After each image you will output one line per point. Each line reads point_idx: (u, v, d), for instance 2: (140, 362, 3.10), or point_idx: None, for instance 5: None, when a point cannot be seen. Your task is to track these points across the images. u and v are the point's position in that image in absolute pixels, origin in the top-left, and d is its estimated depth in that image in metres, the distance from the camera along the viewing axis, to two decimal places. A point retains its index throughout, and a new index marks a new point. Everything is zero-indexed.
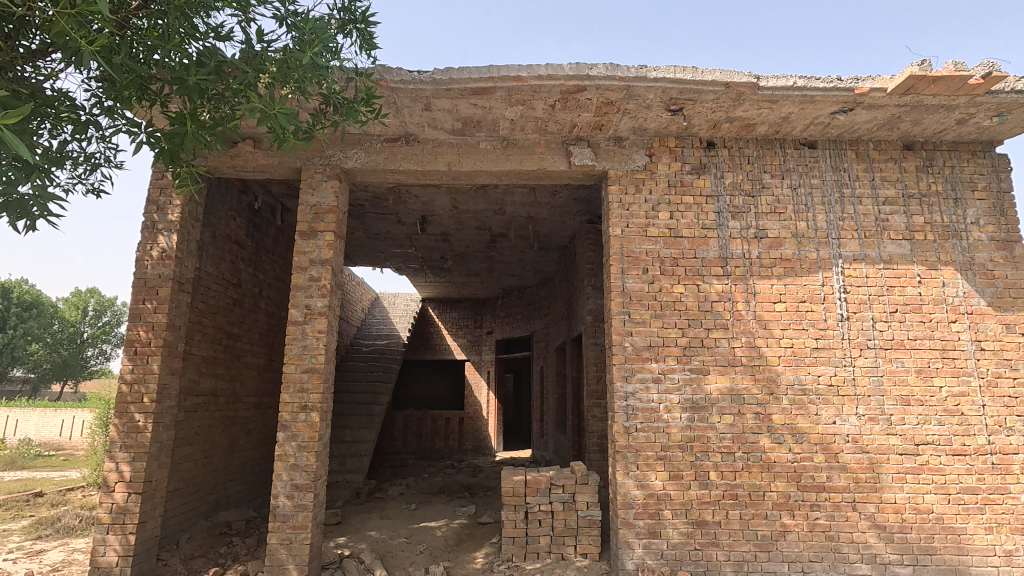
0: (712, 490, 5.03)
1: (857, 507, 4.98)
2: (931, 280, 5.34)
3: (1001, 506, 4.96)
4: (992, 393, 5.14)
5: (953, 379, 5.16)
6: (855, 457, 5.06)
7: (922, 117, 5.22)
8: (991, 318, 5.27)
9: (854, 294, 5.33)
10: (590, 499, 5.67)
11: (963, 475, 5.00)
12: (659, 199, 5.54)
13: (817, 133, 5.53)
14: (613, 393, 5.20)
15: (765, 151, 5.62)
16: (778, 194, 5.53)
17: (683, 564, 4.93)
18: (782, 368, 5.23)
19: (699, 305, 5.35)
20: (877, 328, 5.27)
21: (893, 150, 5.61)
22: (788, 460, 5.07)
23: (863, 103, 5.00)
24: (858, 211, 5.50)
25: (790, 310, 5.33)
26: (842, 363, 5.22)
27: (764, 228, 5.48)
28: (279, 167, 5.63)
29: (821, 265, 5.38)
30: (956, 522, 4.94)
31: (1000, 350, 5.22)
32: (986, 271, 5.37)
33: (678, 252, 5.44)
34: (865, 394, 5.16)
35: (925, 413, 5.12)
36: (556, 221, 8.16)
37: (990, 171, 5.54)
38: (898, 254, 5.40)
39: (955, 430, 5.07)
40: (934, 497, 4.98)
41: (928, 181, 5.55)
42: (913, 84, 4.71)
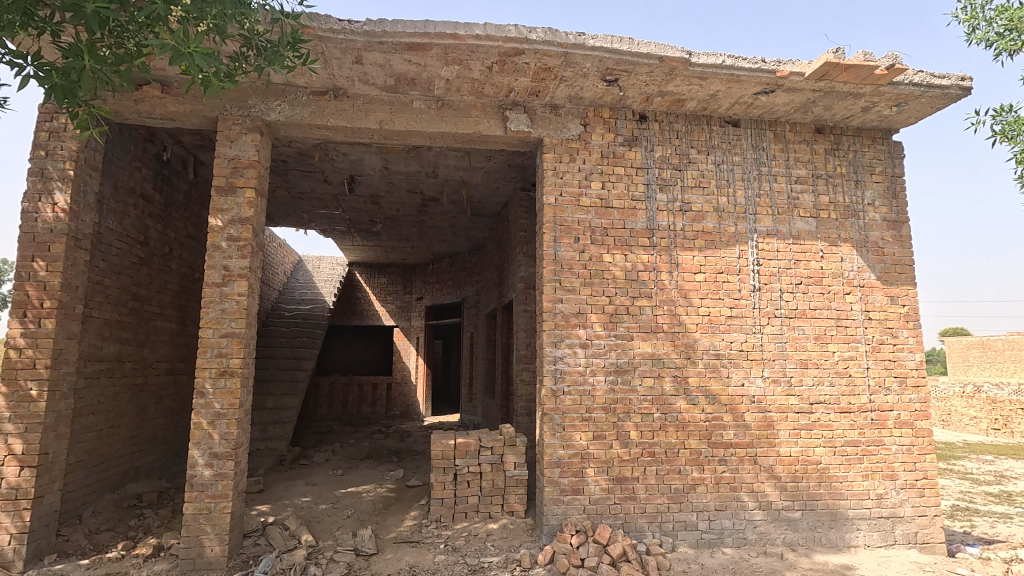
0: (633, 448, 5.34)
1: (758, 460, 5.48)
2: (832, 256, 5.83)
3: (877, 456, 5.63)
4: (875, 357, 5.76)
5: (845, 345, 5.73)
6: (758, 415, 5.53)
7: (833, 103, 5.60)
8: (880, 291, 5.86)
9: (766, 267, 5.73)
10: (518, 460, 5.85)
11: (847, 430, 5.61)
12: (592, 169, 5.63)
13: (741, 112, 5.79)
14: (543, 357, 5.34)
15: (693, 127, 5.82)
16: (703, 169, 5.78)
17: (603, 517, 5.22)
18: (700, 335, 5.57)
19: (627, 275, 5.55)
20: (784, 298, 5.71)
21: (806, 133, 5.99)
22: (700, 419, 5.46)
23: (783, 85, 5.28)
24: (773, 189, 5.86)
25: (709, 280, 5.65)
26: (752, 330, 5.63)
27: (688, 202, 5.73)
28: (192, 115, 5.18)
29: (738, 239, 5.73)
30: (840, 471, 5.56)
31: (884, 320, 5.83)
32: (878, 248, 5.92)
33: (609, 222, 5.59)
34: (771, 358, 5.62)
35: (820, 374, 5.66)
36: (489, 187, 8.11)
37: (886, 157, 6.07)
38: (805, 230, 5.84)
39: (843, 390, 5.66)
40: (822, 449, 5.57)
41: (835, 164, 5.99)
42: (828, 71, 5.02)
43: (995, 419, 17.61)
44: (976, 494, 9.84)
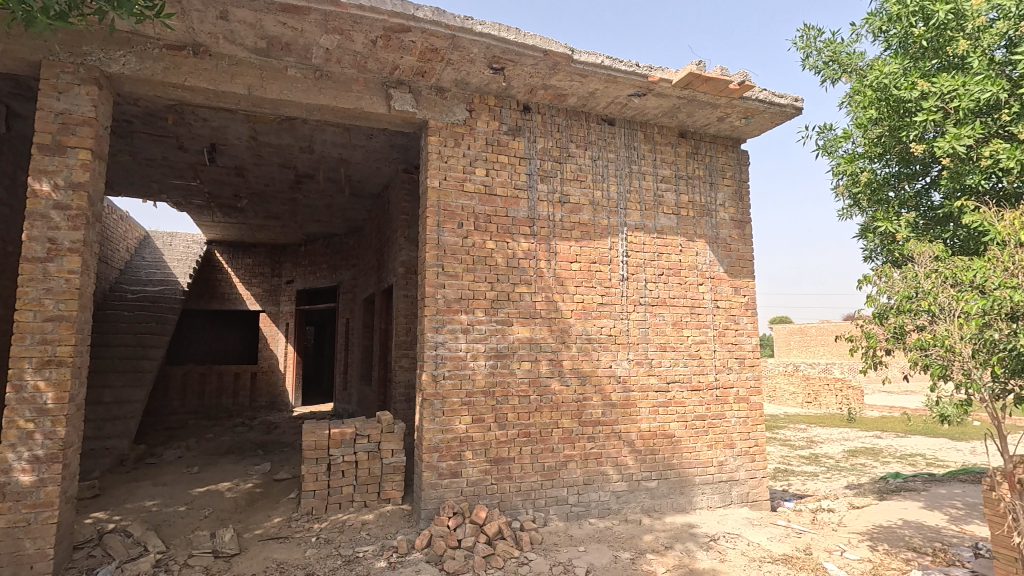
0: (510, 430, 5.51)
1: (622, 436, 5.95)
2: (689, 250, 6.46)
3: (719, 428, 6.38)
4: (721, 341, 6.51)
5: (698, 330, 6.40)
6: (623, 394, 5.99)
7: (694, 111, 6.17)
8: (726, 283, 6.62)
9: (634, 258, 6.20)
10: (396, 447, 5.77)
11: (696, 405, 6.30)
12: (477, 155, 5.65)
13: (616, 112, 6.16)
14: (424, 342, 5.30)
15: (572, 122, 6.08)
16: (581, 163, 6.07)
17: (480, 498, 5.35)
18: (574, 321, 5.89)
19: (508, 262, 5.67)
20: (648, 287, 6.23)
21: (671, 137, 6.54)
22: (573, 400, 5.79)
23: (653, 90, 5.71)
24: (642, 186, 6.33)
25: (583, 269, 5.97)
26: (620, 316, 6.07)
27: (567, 193, 5.99)
28: (5, 56, 4.33)
29: (611, 231, 6.12)
30: (690, 442, 6.23)
31: (729, 308, 6.60)
32: (726, 244, 6.67)
33: (492, 209, 5.66)
34: (635, 342, 6.11)
35: (676, 357, 6.27)
36: (369, 167, 7.80)
37: (735, 164, 6.83)
38: (668, 226, 6.39)
39: (694, 370, 6.33)
40: (676, 424, 6.19)
41: (694, 167, 6.62)
42: (692, 80, 5.51)
43: (808, 393, 20.82)
44: (793, 457, 11.60)
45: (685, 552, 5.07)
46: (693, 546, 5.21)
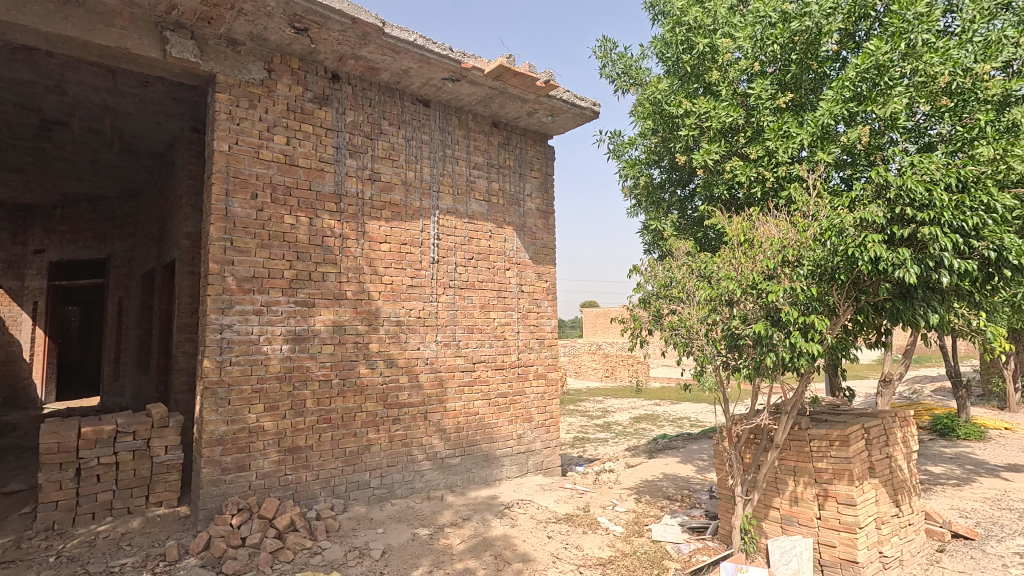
0: (308, 416, 5.22)
1: (427, 416, 6.04)
2: (498, 236, 6.76)
3: (520, 403, 6.85)
4: (524, 322, 6.96)
5: (503, 313, 6.76)
6: (430, 375, 6.09)
7: (506, 103, 6.43)
8: (531, 269, 7.07)
9: (444, 241, 6.28)
10: (172, 442, 5.10)
11: (500, 383, 6.67)
12: (276, 120, 5.17)
13: (431, 94, 6.13)
14: (206, 325, 4.73)
15: (385, 98, 5.89)
16: (393, 141, 5.92)
17: (272, 490, 4.99)
18: (382, 303, 5.77)
19: (310, 239, 5.32)
20: (457, 271, 6.38)
21: (484, 125, 6.72)
22: (378, 383, 5.69)
23: (466, 77, 5.81)
24: (455, 171, 6.42)
25: (393, 250, 5.88)
26: (430, 298, 6.13)
27: (377, 171, 5.80)
28: None
29: (422, 213, 6.11)
30: (492, 418, 6.58)
31: (532, 292, 7.07)
32: (532, 233, 7.11)
33: (293, 181, 5.24)
34: (444, 324, 6.23)
35: (482, 338, 6.55)
36: (146, 120, 6.66)
37: (543, 158, 7.29)
38: (479, 212, 6.60)
39: (499, 350, 6.69)
40: (480, 402, 6.48)
41: (505, 157, 6.91)
42: (502, 72, 5.74)
43: (607, 369, 23.48)
44: (589, 426, 12.99)
45: (482, 522, 5.34)
46: (490, 515, 5.51)
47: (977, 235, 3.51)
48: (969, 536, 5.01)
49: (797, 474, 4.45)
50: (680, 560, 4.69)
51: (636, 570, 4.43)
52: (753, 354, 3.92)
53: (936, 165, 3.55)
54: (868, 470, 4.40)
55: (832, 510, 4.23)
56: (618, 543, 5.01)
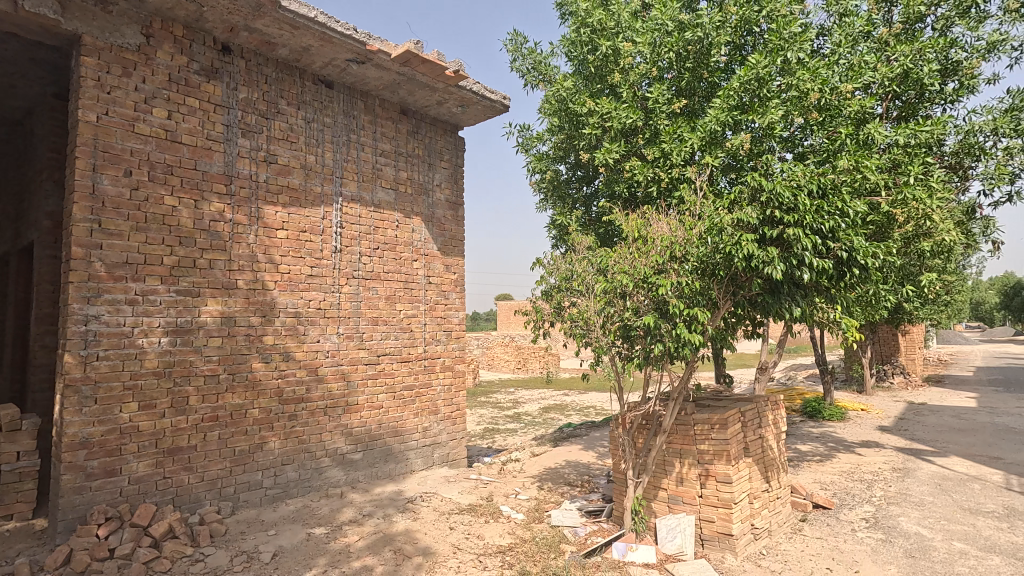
0: (192, 415, 4.84)
1: (327, 411, 5.80)
2: (405, 226, 6.62)
3: (426, 396, 6.76)
4: (431, 314, 6.88)
5: (409, 304, 6.64)
6: (331, 369, 5.86)
7: (414, 90, 6.30)
8: (439, 261, 7.00)
9: (347, 230, 6.05)
10: (25, 448, 4.52)
11: (405, 376, 6.55)
12: (155, 91, 4.71)
13: (334, 75, 5.87)
14: (67, 316, 4.23)
15: (283, 76, 5.56)
16: (292, 122, 5.60)
17: (148, 496, 4.58)
18: (278, 293, 5.46)
19: (195, 223, 4.91)
20: (361, 261, 6.17)
21: (392, 112, 6.54)
22: (273, 378, 5.39)
23: (372, 60, 5.63)
24: (360, 157, 6.20)
25: (291, 237, 5.57)
26: (331, 289, 5.89)
27: (274, 153, 5.46)
28: None
29: (323, 200, 5.84)
30: (397, 412, 6.45)
31: (440, 284, 7.00)
32: (440, 224, 7.04)
33: (175, 159, 4.81)
34: (346, 316, 6.02)
35: (387, 330, 6.40)
36: None
37: (453, 148, 7.22)
38: (385, 200, 6.42)
39: (405, 342, 6.57)
40: (384, 395, 6.33)
41: (413, 145, 6.77)
42: (410, 58, 5.62)
43: (519, 361, 23.87)
44: (499, 417, 13.13)
45: (383, 517, 5.22)
46: (392, 510, 5.40)
47: (834, 236, 3.93)
48: (827, 505, 5.64)
49: (683, 456, 4.77)
50: (576, 542, 4.87)
51: (534, 556, 4.54)
52: (644, 344, 4.15)
53: (802, 173, 3.94)
54: (743, 450, 4.80)
55: (712, 487, 4.58)
56: (518, 530, 5.10)
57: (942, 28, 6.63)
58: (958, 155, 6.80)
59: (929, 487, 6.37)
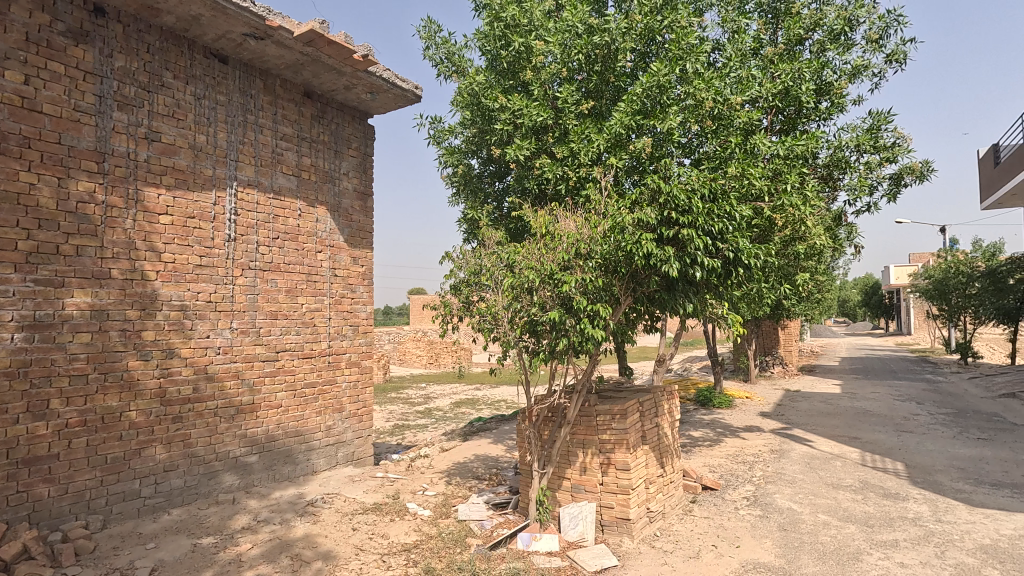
0: (53, 420, 4.29)
1: (217, 412, 5.39)
2: (308, 215, 6.29)
3: (329, 394, 6.48)
4: (336, 308, 6.59)
5: (312, 298, 6.33)
6: (223, 366, 5.45)
7: (319, 72, 5.99)
8: (345, 252, 6.72)
9: (243, 217, 5.64)
10: None
11: (307, 373, 6.23)
12: (7, 51, 4.11)
13: (229, 49, 5.44)
14: None
15: (169, 46, 5.07)
16: (179, 98, 5.12)
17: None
18: (160, 284, 4.98)
19: (58, 204, 4.35)
20: (259, 251, 5.79)
21: (295, 94, 6.18)
22: (154, 377, 4.92)
23: (272, 36, 5.28)
24: (258, 140, 5.79)
25: (176, 224, 5.10)
26: (223, 281, 5.47)
27: (157, 130, 4.96)
28: None
29: (216, 184, 5.41)
30: (297, 411, 6.12)
31: (346, 277, 6.72)
32: (347, 214, 6.76)
33: (33, 131, 4.24)
34: (240, 310, 5.62)
35: (287, 325, 6.06)
36: None
37: (361, 136, 6.96)
38: (286, 187, 6.06)
39: (307, 337, 6.25)
40: (283, 393, 5.99)
41: (318, 131, 6.44)
42: (314, 38, 5.33)
43: (431, 356, 23.60)
44: (409, 413, 12.90)
45: (281, 523, 4.94)
46: (291, 514, 5.13)
47: (722, 238, 4.24)
48: (714, 487, 6.10)
49: (586, 446, 4.94)
50: (482, 535, 4.89)
51: (440, 551, 4.50)
52: (549, 339, 4.25)
53: (696, 177, 4.20)
54: (640, 438, 5.07)
55: (612, 475, 4.79)
56: (424, 527, 5.04)
57: (817, 52, 7.35)
58: (828, 168, 7.58)
59: (800, 466, 7.08)
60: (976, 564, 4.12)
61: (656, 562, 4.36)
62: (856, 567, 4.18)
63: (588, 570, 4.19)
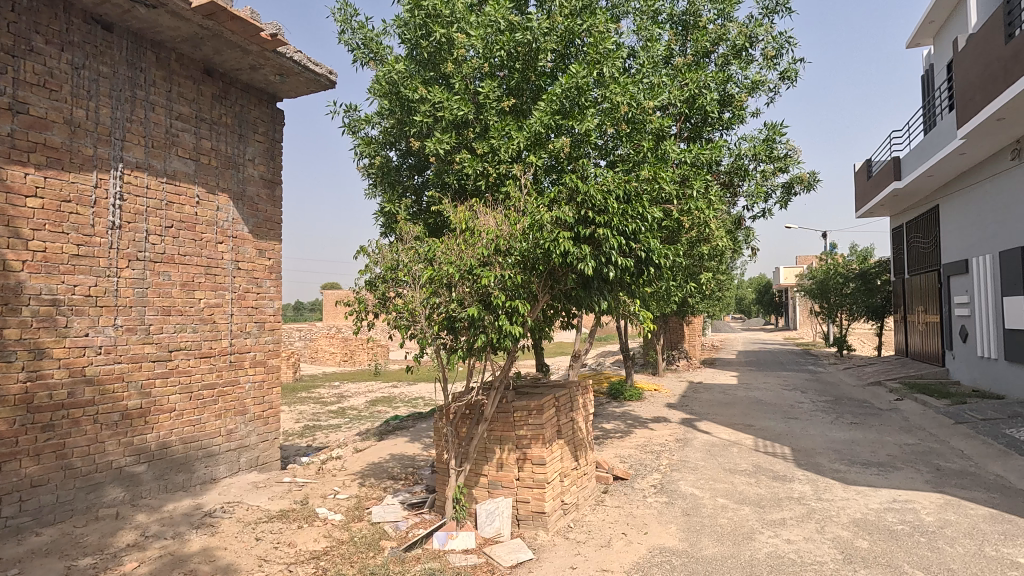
0: None
1: (99, 418, 4.85)
2: (207, 203, 5.81)
3: (231, 396, 6.02)
4: (239, 304, 6.14)
5: (211, 293, 5.85)
6: (106, 367, 4.91)
7: (222, 49, 5.55)
8: (250, 244, 6.27)
9: (131, 203, 5.12)
10: None
11: (205, 374, 5.76)
12: None
13: (115, 16, 4.91)
14: None
15: (40, 7, 4.50)
16: (51, 66, 4.56)
17: None
18: (26, 275, 4.43)
19: None
20: (149, 241, 5.27)
21: (193, 70, 5.68)
22: (19, 380, 4.36)
23: (167, 6, 4.83)
24: (149, 118, 5.27)
25: (47, 208, 4.55)
26: (105, 273, 4.93)
27: (23, 101, 4.40)
28: None
29: (97, 164, 4.86)
30: (194, 415, 5.64)
31: (251, 270, 6.28)
32: (252, 203, 6.32)
33: None
34: (126, 305, 5.09)
35: (182, 322, 5.56)
36: None
37: (269, 121, 6.53)
38: (182, 171, 5.56)
39: (205, 335, 5.77)
40: (178, 396, 5.50)
41: (219, 112, 5.96)
42: (215, 11, 4.94)
43: (345, 353, 22.73)
44: (320, 413, 12.33)
45: (173, 537, 4.54)
46: (186, 527, 4.73)
47: (635, 238, 4.40)
48: (624, 476, 6.35)
49: (502, 442, 4.95)
50: (396, 537, 4.76)
51: (351, 557, 4.32)
52: (467, 336, 4.21)
53: (611, 179, 4.33)
54: (556, 433, 5.16)
55: (528, 470, 4.84)
56: (334, 533, 4.83)
57: (721, 65, 7.84)
58: (730, 175, 8.13)
59: (702, 453, 7.55)
60: (849, 536, 4.59)
61: (569, 553, 4.46)
62: (749, 545, 4.51)
63: (503, 565, 4.21)
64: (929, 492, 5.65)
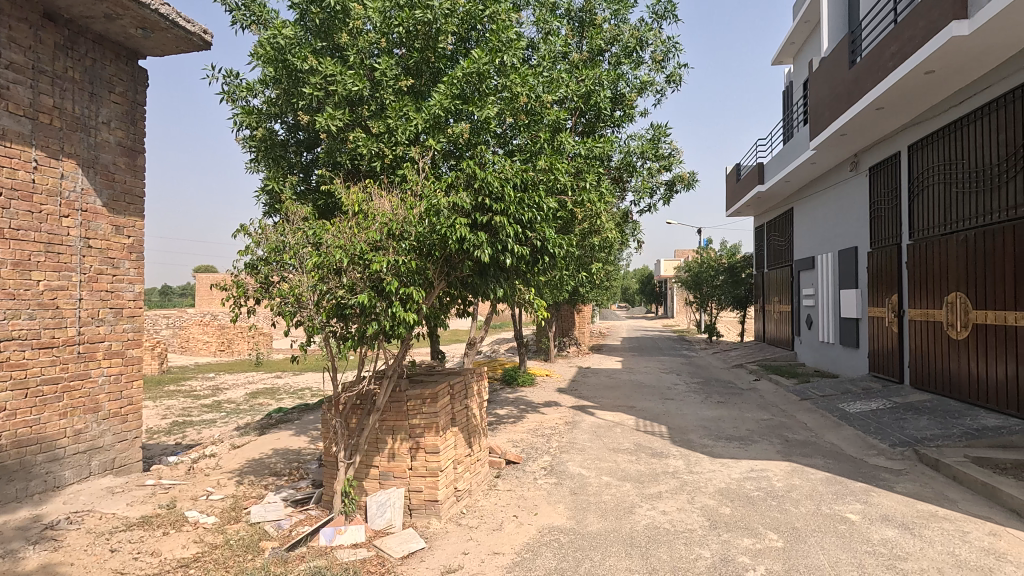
0: None
1: None
2: (48, 169, 5.01)
3: (80, 391, 5.28)
4: (90, 287, 5.38)
5: (53, 274, 5.06)
6: None
7: None
8: (103, 219, 5.51)
9: None
10: None
11: (45, 367, 4.98)
12: None
13: None
14: None
15: None
16: None
17: None
18: None
19: None
20: None
21: (30, 13, 4.84)
22: None
23: None
24: None
25: None
26: None
27: None
28: None
29: None
30: (31, 415, 4.87)
31: (105, 249, 5.52)
32: (107, 172, 5.54)
33: None
34: None
35: (15, 307, 4.77)
36: None
37: (129, 80, 5.76)
38: (14, 131, 4.74)
39: (46, 323, 5.00)
40: (9, 393, 4.72)
41: (64, 65, 5.15)
42: None
43: (221, 342, 20.92)
44: (192, 407, 11.26)
45: (3, 556, 3.91)
46: (20, 543, 4.10)
47: (531, 227, 4.46)
48: (516, 460, 6.50)
49: (395, 432, 4.84)
50: (278, 537, 4.47)
51: (226, 561, 4.00)
52: (358, 323, 4.04)
53: (509, 167, 4.35)
54: (450, 420, 5.14)
55: (421, 459, 4.78)
56: (207, 537, 4.43)
57: (614, 64, 8.18)
58: (620, 170, 8.55)
59: (589, 435, 7.95)
60: (715, 504, 5.07)
61: (462, 539, 4.47)
62: (630, 519, 4.83)
63: (394, 556, 4.13)
64: (780, 461, 6.40)
